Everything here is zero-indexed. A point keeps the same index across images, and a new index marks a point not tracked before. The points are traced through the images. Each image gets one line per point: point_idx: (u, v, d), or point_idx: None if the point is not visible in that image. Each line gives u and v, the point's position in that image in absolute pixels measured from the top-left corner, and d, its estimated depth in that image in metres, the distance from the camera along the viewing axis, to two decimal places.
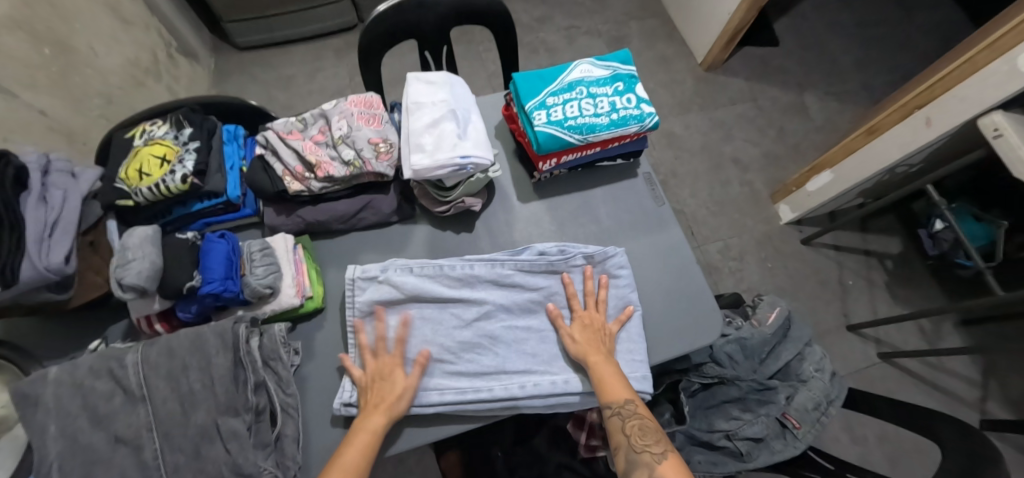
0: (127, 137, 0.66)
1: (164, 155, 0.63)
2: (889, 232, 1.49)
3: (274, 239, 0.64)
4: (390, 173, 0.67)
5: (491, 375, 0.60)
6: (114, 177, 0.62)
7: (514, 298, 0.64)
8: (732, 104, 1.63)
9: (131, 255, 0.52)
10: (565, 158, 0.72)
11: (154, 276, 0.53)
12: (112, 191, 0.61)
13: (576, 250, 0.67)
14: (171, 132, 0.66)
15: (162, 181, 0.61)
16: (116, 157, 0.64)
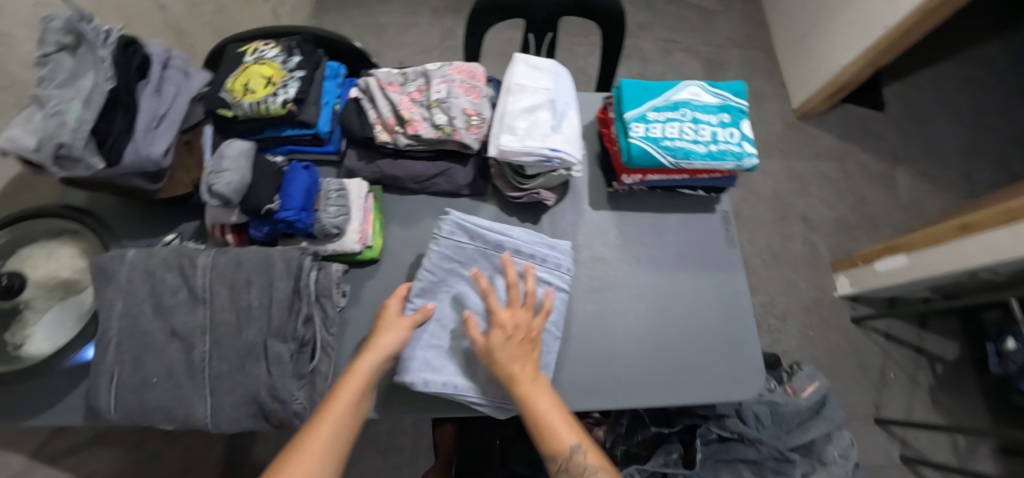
0: (239, 52, 0.68)
1: (270, 77, 0.65)
2: (948, 334, 1.40)
3: (350, 183, 0.65)
4: (474, 146, 0.67)
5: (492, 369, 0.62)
6: (221, 86, 0.64)
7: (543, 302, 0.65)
8: (816, 160, 1.55)
9: (225, 165, 0.53)
10: (650, 176, 0.70)
11: (240, 190, 0.54)
12: (216, 99, 0.63)
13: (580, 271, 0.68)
14: (280, 56, 0.67)
15: (264, 101, 0.63)
16: (225, 67, 0.66)
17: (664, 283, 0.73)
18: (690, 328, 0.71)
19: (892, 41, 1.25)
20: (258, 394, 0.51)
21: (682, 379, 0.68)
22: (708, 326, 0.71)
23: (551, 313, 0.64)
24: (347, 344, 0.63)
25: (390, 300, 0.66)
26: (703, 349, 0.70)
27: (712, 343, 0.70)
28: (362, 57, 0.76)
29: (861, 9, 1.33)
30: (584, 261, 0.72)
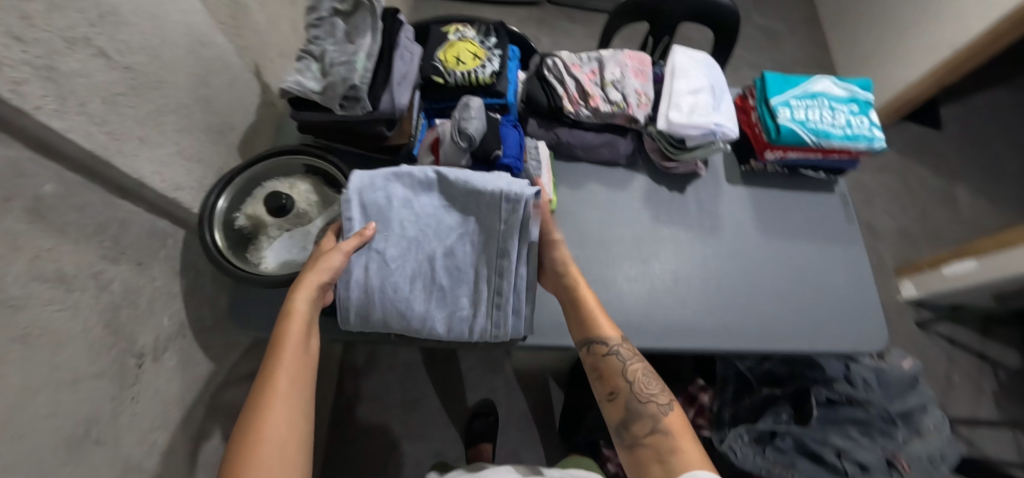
0: (441, 31, 0.79)
1: (476, 53, 0.76)
2: (1011, 344, 1.47)
3: (537, 146, 0.76)
4: (642, 121, 0.77)
5: (380, 255, 0.59)
6: (433, 57, 0.75)
7: (471, 264, 0.62)
8: (878, 174, 1.65)
9: (472, 114, 0.64)
10: (789, 154, 0.80)
11: (480, 135, 0.64)
12: (430, 67, 0.74)
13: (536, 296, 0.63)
14: (478, 37, 0.78)
15: (474, 71, 0.74)
16: (433, 42, 0.77)
17: (792, 249, 0.82)
18: (823, 287, 0.80)
19: (961, 63, 1.36)
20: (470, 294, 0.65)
21: (820, 329, 0.77)
22: (837, 286, 0.80)
23: (460, 270, 0.61)
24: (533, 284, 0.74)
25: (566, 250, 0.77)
26: (835, 305, 0.79)
27: (838, 302, 0.79)
28: (531, 45, 0.87)
29: (931, 34, 1.44)
30: (726, 227, 0.82)
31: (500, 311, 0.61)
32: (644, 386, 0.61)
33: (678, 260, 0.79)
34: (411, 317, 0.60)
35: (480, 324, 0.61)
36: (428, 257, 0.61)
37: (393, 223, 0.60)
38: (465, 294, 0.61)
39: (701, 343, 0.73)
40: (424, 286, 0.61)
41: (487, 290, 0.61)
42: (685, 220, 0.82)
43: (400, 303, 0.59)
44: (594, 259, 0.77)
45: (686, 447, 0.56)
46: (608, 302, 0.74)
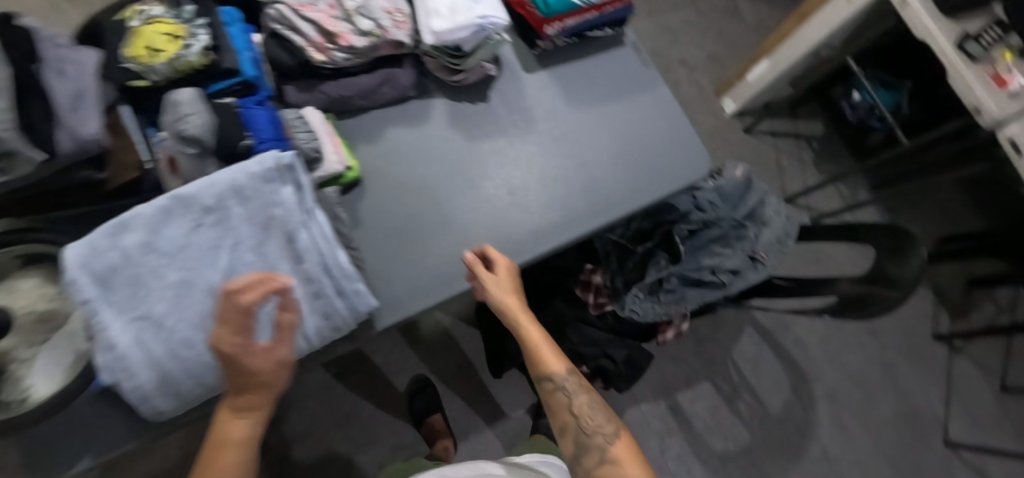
0: (119, 20, 0.61)
1: (171, 32, 0.59)
2: (813, 117, 1.81)
3: (305, 112, 0.65)
4: (407, 41, 0.70)
5: (150, 317, 0.49)
6: (120, 56, 0.59)
7: (261, 270, 0.54)
8: (676, 13, 1.81)
9: (186, 110, 0.52)
10: (568, 21, 0.79)
11: (212, 130, 0.54)
12: (121, 71, 0.58)
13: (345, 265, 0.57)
14: (169, 11, 0.61)
15: (179, 56, 0.58)
16: (112, 38, 0.60)
17: (608, 113, 0.83)
18: (641, 138, 0.83)
19: None
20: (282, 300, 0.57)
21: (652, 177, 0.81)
22: (653, 131, 0.83)
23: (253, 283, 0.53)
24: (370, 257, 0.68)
25: (391, 208, 0.70)
26: (657, 151, 0.82)
27: (662, 145, 0.83)
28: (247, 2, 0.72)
29: None
30: (541, 118, 0.81)
31: (326, 297, 0.57)
32: (590, 419, 0.63)
33: (510, 169, 0.77)
34: None
35: (313, 322, 0.57)
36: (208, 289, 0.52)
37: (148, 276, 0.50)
38: (271, 303, 0.54)
39: (558, 239, 0.75)
40: (221, 317, 0.52)
41: (303, 288, 0.56)
42: (501, 128, 0.79)
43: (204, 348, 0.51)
44: (427, 204, 0.72)
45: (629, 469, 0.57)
46: (458, 240, 0.71)
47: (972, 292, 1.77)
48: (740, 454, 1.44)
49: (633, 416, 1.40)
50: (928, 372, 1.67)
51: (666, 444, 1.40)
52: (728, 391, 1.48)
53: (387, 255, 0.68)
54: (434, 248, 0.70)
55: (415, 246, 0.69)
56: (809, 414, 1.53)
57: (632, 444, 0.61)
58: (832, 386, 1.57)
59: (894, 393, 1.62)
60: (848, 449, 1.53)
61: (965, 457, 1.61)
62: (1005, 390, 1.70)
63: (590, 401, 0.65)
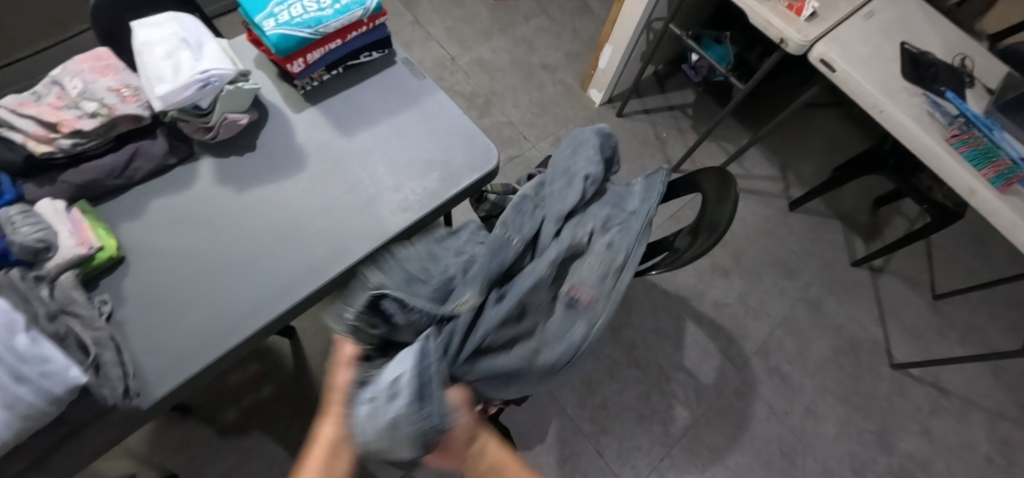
0: None
1: None
2: (682, 87, 1.82)
3: (41, 206, 0.64)
4: (145, 114, 0.71)
5: None
6: None
7: None
8: (528, 21, 1.86)
9: None
10: (312, 56, 0.79)
11: None
12: None
13: (41, 356, 0.49)
14: None
15: None
16: None
17: (386, 131, 0.84)
18: (423, 144, 0.84)
19: None
20: None
21: (445, 177, 0.81)
22: (435, 134, 0.85)
23: None
24: (133, 335, 0.65)
25: (154, 281, 0.68)
26: (442, 152, 0.83)
27: (443, 146, 0.84)
28: None
29: None
30: (314, 153, 0.80)
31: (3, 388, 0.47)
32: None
33: (276, 214, 0.75)
34: None
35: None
36: None
37: None
38: None
39: (344, 262, 0.72)
40: None
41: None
42: (267, 172, 0.78)
43: None
44: (191, 268, 0.70)
45: None
46: (226, 292, 0.69)
47: (879, 212, 1.79)
48: (684, 435, 1.38)
49: (562, 426, 1.34)
50: (858, 300, 1.65)
51: (603, 445, 1.34)
52: (656, 373, 1.43)
53: (150, 330, 0.65)
54: (200, 307, 0.67)
55: (180, 309, 0.67)
56: (746, 375, 1.48)
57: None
58: (764, 340, 1.53)
59: (828, 330, 1.59)
60: (795, 400, 1.48)
61: (915, 375, 1.59)
62: (938, 298, 1.69)
63: None
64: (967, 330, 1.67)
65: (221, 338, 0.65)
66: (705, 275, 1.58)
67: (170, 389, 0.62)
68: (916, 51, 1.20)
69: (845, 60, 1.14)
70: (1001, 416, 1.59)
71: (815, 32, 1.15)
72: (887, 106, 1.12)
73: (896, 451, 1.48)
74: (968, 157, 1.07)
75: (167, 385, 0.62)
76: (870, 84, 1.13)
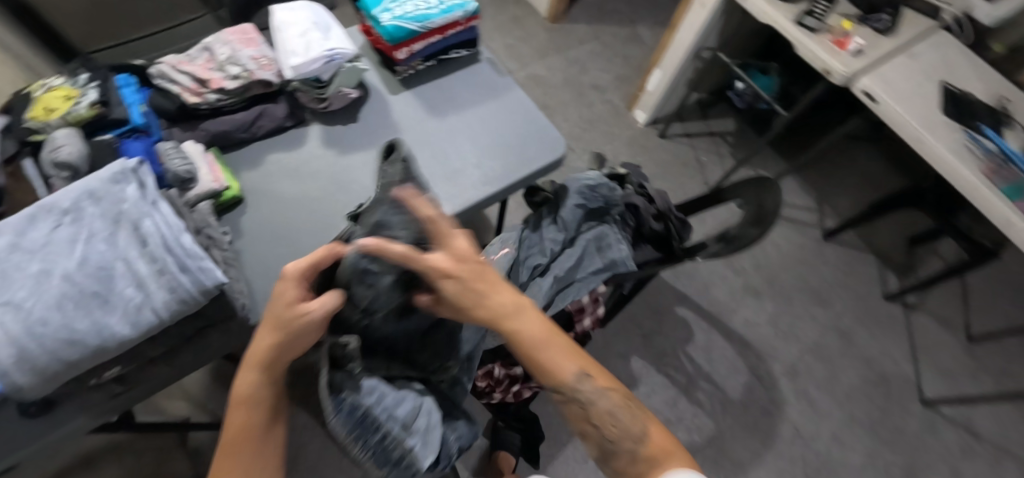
0: (26, 93, 0.76)
1: (68, 95, 0.74)
2: (725, 115, 1.91)
3: (185, 147, 0.78)
4: (275, 80, 0.84)
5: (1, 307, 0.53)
6: (23, 118, 0.72)
7: (114, 260, 0.58)
8: (582, 44, 1.99)
9: (61, 142, 0.66)
10: (415, 46, 0.92)
11: (83, 157, 0.67)
12: (23, 129, 0.72)
13: (195, 256, 0.60)
14: (67, 80, 0.77)
15: (71, 111, 0.72)
16: (19, 108, 0.74)
17: (469, 116, 0.95)
18: (500, 128, 0.94)
19: None
20: (133, 305, 0.57)
21: (516, 159, 0.91)
22: (511, 122, 0.95)
23: (116, 273, 0.57)
24: (247, 262, 0.77)
25: (267, 221, 0.81)
26: (516, 138, 0.93)
27: (517, 134, 0.94)
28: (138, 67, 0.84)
29: None
30: (406, 130, 0.92)
31: (168, 275, 0.58)
32: (612, 425, 0.64)
33: (371, 177, 0.87)
34: (84, 337, 0.54)
35: (160, 297, 0.58)
36: (66, 277, 0.55)
37: (12, 271, 0.55)
38: (127, 286, 0.57)
39: None
40: (76, 298, 0.55)
41: (148, 267, 0.58)
42: (366, 141, 0.90)
43: (54, 327, 0.53)
44: (297, 213, 0.82)
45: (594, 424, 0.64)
46: (325, 236, 0.80)
47: (915, 251, 1.81)
48: (708, 445, 1.41)
49: None
50: (890, 334, 1.66)
51: None
52: (684, 382, 1.47)
53: (262, 260, 0.77)
54: (303, 246, 0.79)
55: (287, 246, 0.79)
56: (773, 394, 1.50)
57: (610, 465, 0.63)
58: (792, 362, 1.56)
59: (858, 360, 1.60)
60: (821, 424, 1.49)
61: (947, 414, 1.57)
62: (972, 341, 1.68)
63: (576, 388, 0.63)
64: (1003, 377, 1.65)
65: None
66: (737, 293, 1.63)
67: None
68: (955, 90, 1.27)
69: (887, 92, 1.21)
70: None
71: (859, 66, 1.24)
72: (927, 139, 1.18)
73: None
74: (1003, 190, 1.13)
75: None
76: (909, 116, 1.20)
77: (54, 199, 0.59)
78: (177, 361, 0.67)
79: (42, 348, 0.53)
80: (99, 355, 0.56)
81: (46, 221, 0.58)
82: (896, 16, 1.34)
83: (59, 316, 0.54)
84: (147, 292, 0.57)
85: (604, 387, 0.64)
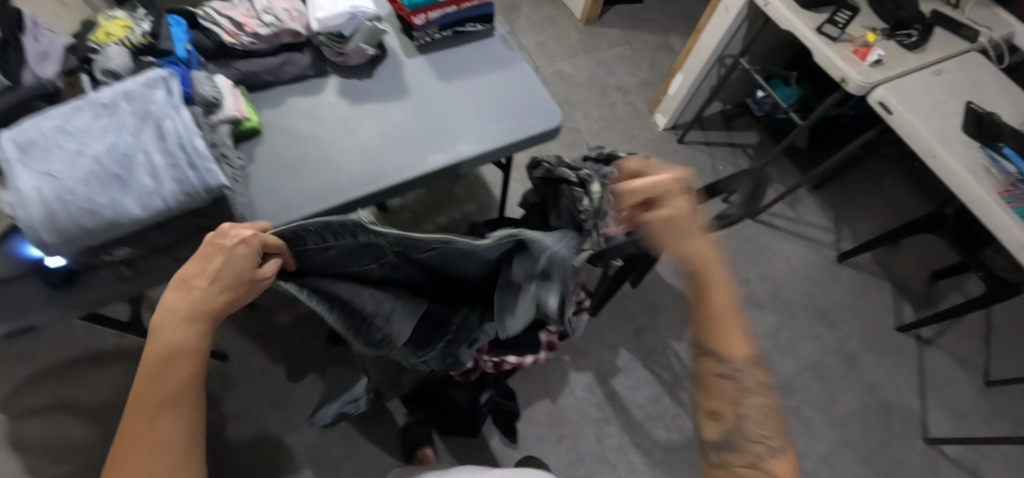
0: (90, 21, 0.89)
1: (125, 25, 0.86)
2: (748, 129, 1.91)
3: (217, 80, 0.88)
4: (302, 31, 0.94)
5: (42, 174, 0.63)
6: (85, 40, 0.85)
7: (137, 150, 0.67)
8: (611, 48, 2.05)
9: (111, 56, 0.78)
10: (432, 14, 1.01)
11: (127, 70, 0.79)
12: (84, 48, 0.84)
13: (204, 159, 0.69)
14: (127, 14, 0.89)
15: (127, 39, 0.85)
16: (85, 32, 0.87)
17: (475, 84, 1.02)
18: (502, 96, 1.01)
19: None
20: (147, 189, 0.66)
21: (513, 125, 0.97)
22: (514, 92, 1.01)
23: (137, 161, 0.67)
24: (254, 185, 0.86)
25: (278, 152, 0.89)
26: (516, 106, 0.99)
27: (518, 103, 1.00)
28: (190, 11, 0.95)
29: None
30: (415, 90, 1.00)
31: (178, 170, 0.67)
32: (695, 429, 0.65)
33: (377, 125, 0.94)
34: (102, 210, 0.64)
35: (168, 188, 0.67)
36: (97, 159, 0.66)
37: (55, 148, 0.65)
38: (144, 174, 0.67)
39: (419, 169, 0.90)
40: (101, 177, 0.65)
41: (163, 160, 0.67)
42: (377, 95, 0.98)
43: (80, 196, 0.63)
44: (306, 147, 0.90)
45: (722, 304, 0.65)
46: (326, 170, 0.88)
47: (936, 285, 1.72)
48: (686, 446, 1.39)
49: (568, 405, 1.40)
50: (897, 364, 1.60)
51: (604, 433, 1.38)
52: (670, 380, 1.47)
53: (267, 185, 0.86)
54: (305, 176, 0.87)
55: (290, 174, 0.87)
56: None
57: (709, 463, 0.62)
58: (786, 378, 1.53)
59: (858, 386, 1.55)
60: (810, 444, 1.45)
61: (951, 454, 1.49)
62: (990, 384, 1.58)
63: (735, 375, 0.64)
64: (1021, 426, 1.54)
65: (317, 200, 0.84)
66: (737, 302, 1.62)
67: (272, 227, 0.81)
68: (980, 111, 1.23)
69: (903, 104, 1.20)
70: None
71: (876, 76, 1.23)
72: (941, 153, 1.16)
73: None
74: (1017, 212, 1.09)
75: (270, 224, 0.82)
76: (924, 129, 1.18)
77: (97, 94, 0.69)
78: (178, 255, 0.77)
79: (67, 211, 0.63)
80: (113, 228, 0.66)
81: (88, 112, 0.68)
82: (925, 32, 1.33)
83: (85, 188, 0.64)
84: (159, 181, 0.67)
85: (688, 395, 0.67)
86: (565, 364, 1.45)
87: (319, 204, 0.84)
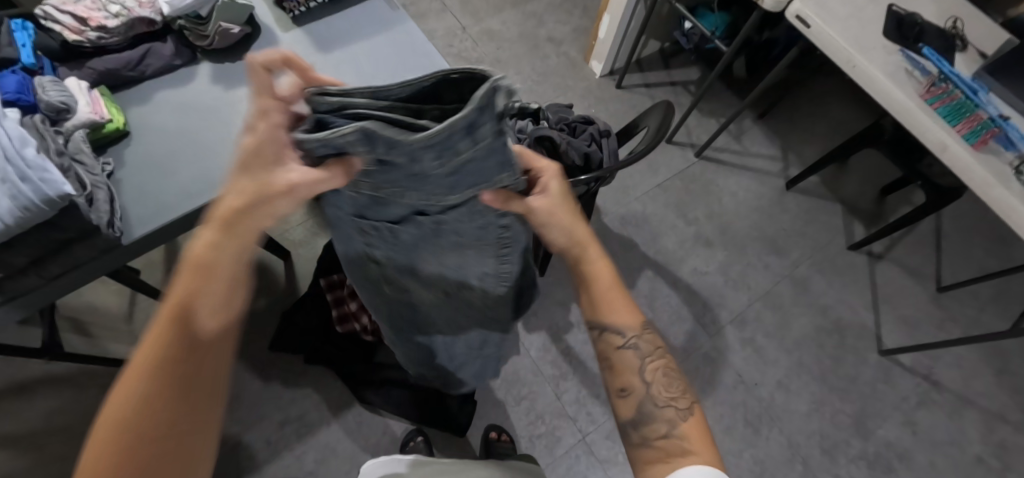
0: None
1: None
2: (686, 65, 1.85)
3: (68, 83, 0.81)
4: (156, 18, 0.88)
5: None
6: None
7: None
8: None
9: None
10: None
11: None
12: None
13: (39, 165, 0.66)
14: None
15: None
16: None
17: (356, 51, 0.95)
18: (389, 60, 0.95)
19: None
20: None
21: None
22: (399, 54, 0.96)
23: None
24: (127, 189, 0.81)
25: (148, 150, 0.84)
26: (403, 69, 0.94)
27: (404, 66, 0.95)
28: (33, 12, 0.87)
29: None
30: None
31: (10, 182, 0.64)
32: (665, 388, 0.63)
33: None
34: None
35: (4, 204, 0.63)
36: None
37: None
38: None
39: None
40: None
41: None
42: (252, 77, 0.92)
43: None
44: (178, 143, 0.85)
45: (615, 303, 0.65)
46: (204, 164, 0.83)
47: (885, 201, 1.72)
48: None
49: (523, 366, 1.40)
50: (850, 283, 1.61)
51: (562, 389, 1.39)
52: None
53: (141, 186, 0.81)
54: (182, 172, 0.82)
55: (163, 173, 0.82)
56: (717, 342, 1.48)
57: (702, 425, 0.61)
58: (740, 311, 1.53)
59: (811, 309, 1.56)
60: (767, 372, 1.46)
61: (905, 363, 1.52)
62: (942, 290, 1.60)
63: (662, 364, 0.65)
64: (971, 327, 1.57)
65: (195, 197, 0.81)
66: (687, 242, 1.60)
67: (147, 231, 0.78)
68: (903, 12, 1.18)
69: (821, 16, 1.15)
70: (1000, 418, 1.47)
71: None
72: (861, 62, 1.12)
73: (873, 437, 1.42)
74: (941, 113, 1.07)
75: (148, 227, 0.78)
76: (843, 40, 1.14)
77: None
78: (46, 273, 0.73)
79: None
80: None
81: None
82: None
83: None
84: None
85: (659, 346, 0.66)
86: (517, 327, 1.44)
87: (198, 199, 0.80)
